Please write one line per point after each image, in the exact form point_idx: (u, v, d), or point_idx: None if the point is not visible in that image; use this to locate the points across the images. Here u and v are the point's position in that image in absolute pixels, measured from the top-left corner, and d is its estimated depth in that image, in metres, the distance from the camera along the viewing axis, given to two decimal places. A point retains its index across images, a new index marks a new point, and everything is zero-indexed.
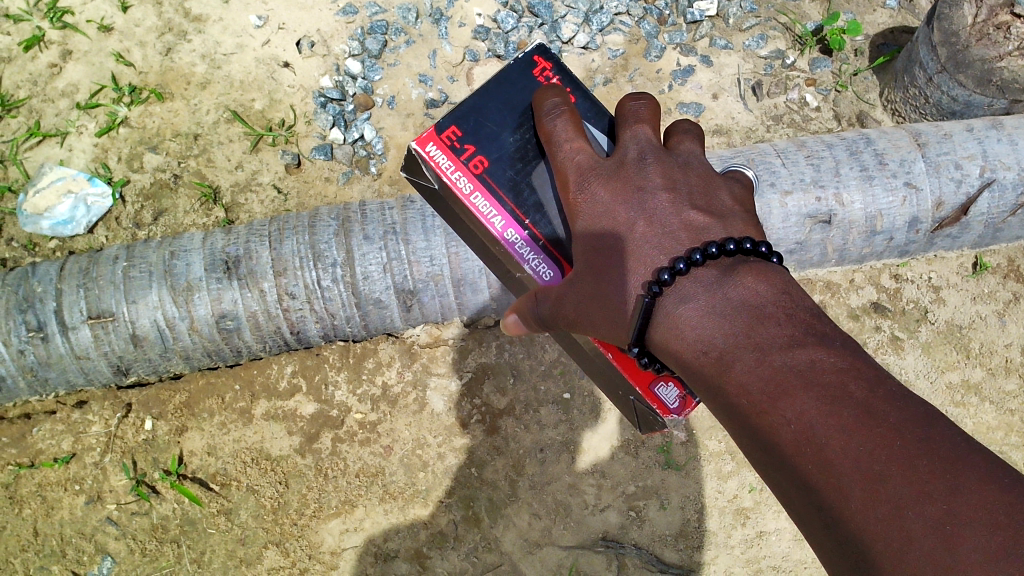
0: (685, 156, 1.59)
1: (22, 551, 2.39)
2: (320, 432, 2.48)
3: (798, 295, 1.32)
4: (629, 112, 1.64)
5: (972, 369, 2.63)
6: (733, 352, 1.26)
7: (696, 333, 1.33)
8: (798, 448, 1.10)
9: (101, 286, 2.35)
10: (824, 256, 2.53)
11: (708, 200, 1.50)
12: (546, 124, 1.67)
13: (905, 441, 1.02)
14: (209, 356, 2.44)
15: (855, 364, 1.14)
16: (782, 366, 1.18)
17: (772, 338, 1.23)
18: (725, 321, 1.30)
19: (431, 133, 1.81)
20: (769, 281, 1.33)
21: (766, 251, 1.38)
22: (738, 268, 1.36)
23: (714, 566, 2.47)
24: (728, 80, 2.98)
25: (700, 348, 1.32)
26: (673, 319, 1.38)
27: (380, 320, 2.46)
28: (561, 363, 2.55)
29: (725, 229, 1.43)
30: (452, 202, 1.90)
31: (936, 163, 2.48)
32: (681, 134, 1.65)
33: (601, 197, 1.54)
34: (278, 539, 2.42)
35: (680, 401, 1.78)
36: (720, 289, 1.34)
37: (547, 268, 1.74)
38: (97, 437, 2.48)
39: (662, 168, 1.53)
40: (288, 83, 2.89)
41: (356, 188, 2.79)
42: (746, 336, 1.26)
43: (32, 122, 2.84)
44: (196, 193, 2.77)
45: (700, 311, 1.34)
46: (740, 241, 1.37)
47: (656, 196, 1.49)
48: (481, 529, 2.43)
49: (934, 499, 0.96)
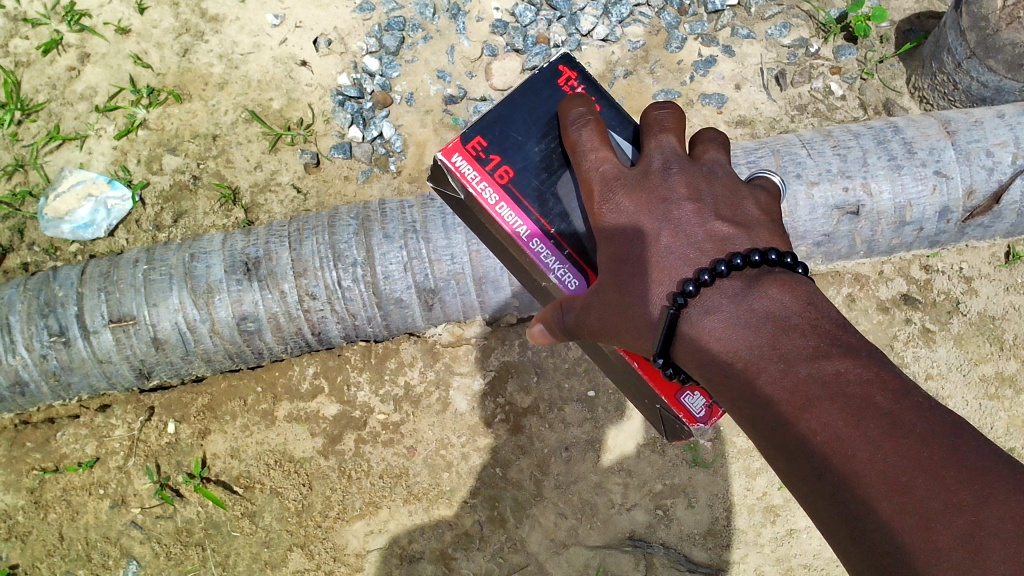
0: (710, 165, 1.54)
1: (49, 555, 2.40)
2: (343, 433, 2.46)
3: (824, 305, 1.28)
4: (653, 122, 1.60)
5: (1006, 361, 2.57)
6: (758, 363, 1.23)
7: (720, 343, 1.30)
8: (824, 460, 1.08)
9: (122, 290, 2.34)
10: (852, 248, 2.48)
11: (733, 209, 1.46)
12: (570, 134, 1.63)
13: (932, 452, 0.99)
14: (231, 359, 2.43)
15: (881, 375, 1.11)
16: (807, 377, 1.15)
17: (797, 349, 1.19)
18: (749, 332, 1.27)
19: (456, 144, 1.78)
20: (794, 292, 1.29)
21: (791, 262, 1.33)
22: (762, 279, 1.32)
23: (744, 566, 2.43)
24: (751, 70, 2.93)
25: (724, 360, 1.29)
26: (697, 331, 1.34)
27: (402, 320, 2.44)
28: (585, 361, 2.51)
29: (751, 240, 1.40)
30: (477, 212, 1.88)
31: (967, 151, 2.42)
32: (706, 142, 1.60)
33: (625, 207, 1.49)
34: (302, 542, 2.41)
35: (706, 411, 1.76)
36: (745, 300, 1.31)
37: (572, 277, 1.70)
38: (121, 441, 2.47)
39: (686, 179, 1.49)
40: (306, 82, 2.87)
41: (376, 187, 2.77)
42: (771, 347, 1.22)
43: (51, 126, 2.84)
44: (216, 195, 2.76)
45: (724, 322, 1.31)
46: (766, 252, 1.32)
47: (681, 206, 1.45)
48: (506, 530, 2.41)
49: (961, 510, 0.93)
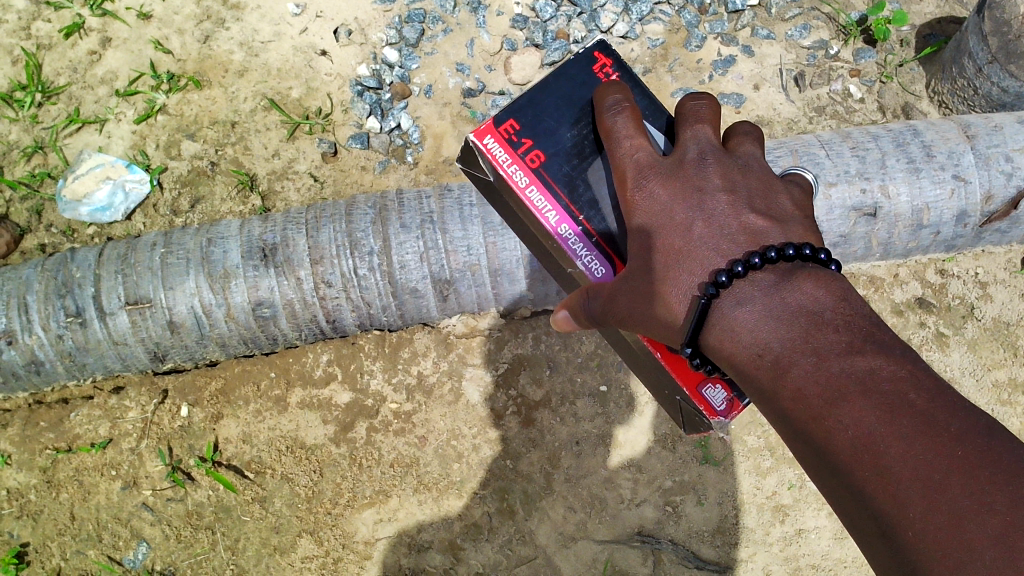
0: (745, 158, 1.55)
1: (59, 535, 2.41)
2: (355, 421, 2.47)
3: (857, 302, 1.28)
4: (689, 112, 1.60)
5: (1019, 367, 2.57)
6: (789, 356, 1.23)
7: (750, 336, 1.30)
8: (854, 454, 1.08)
9: (139, 272, 2.35)
10: (868, 250, 2.48)
11: (767, 204, 1.47)
12: (606, 120, 1.63)
13: (966, 453, 0.99)
14: (245, 344, 2.44)
15: (915, 373, 1.11)
16: (840, 372, 1.15)
17: (830, 343, 1.19)
18: (781, 325, 1.27)
19: (489, 125, 1.78)
20: (828, 289, 1.29)
21: (824, 259, 1.34)
22: (796, 274, 1.32)
23: (752, 564, 2.43)
24: (770, 71, 2.93)
25: (755, 351, 1.29)
26: (728, 322, 1.34)
27: (417, 309, 2.45)
28: (598, 356, 2.51)
29: (783, 234, 1.40)
30: (505, 194, 1.88)
31: (986, 156, 2.42)
32: (741, 136, 1.61)
33: (659, 195, 1.50)
34: (312, 528, 2.41)
35: (728, 404, 1.77)
36: (777, 293, 1.31)
37: (598, 265, 1.71)
38: (134, 423, 2.48)
39: (722, 171, 1.50)
40: (325, 71, 2.88)
41: (392, 177, 2.78)
42: (803, 341, 1.23)
43: (72, 109, 2.85)
44: (233, 181, 2.77)
45: (756, 314, 1.31)
46: (800, 246, 1.32)
47: (716, 198, 1.46)
48: (515, 522, 2.41)
49: (996, 510, 0.94)
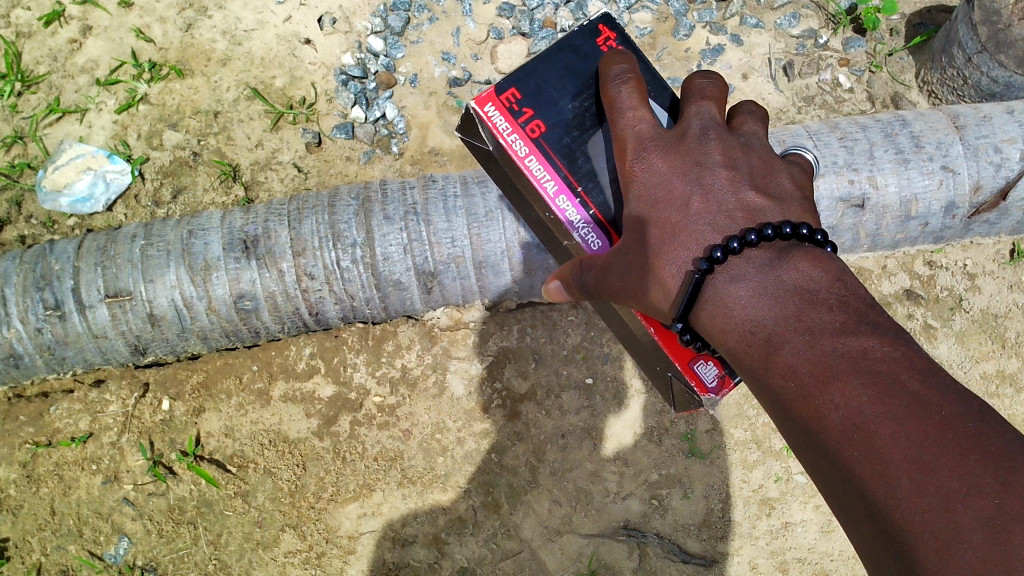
0: (746, 137, 1.53)
1: (40, 530, 2.38)
2: (338, 414, 2.44)
3: (852, 284, 1.25)
4: (695, 89, 1.57)
5: (1007, 359, 2.55)
6: (780, 335, 1.20)
7: (742, 313, 1.28)
8: (844, 434, 1.05)
9: (119, 265, 2.33)
10: (856, 241, 2.47)
11: (766, 182, 1.45)
12: (610, 90, 1.60)
13: (958, 435, 0.97)
14: (227, 337, 2.41)
15: (908, 355, 1.09)
16: (832, 351, 1.12)
17: (823, 322, 1.17)
18: (774, 303, 1.24)
19: (490, 93, 1.76)
20: (823, 269, 1.27)
21: (821, 239, 1.32)
22: (791, 253, 1.30)
23: (739, 558, 2.41)
24: (758, 60, 2.90)
25: (747, 328, 1.26)
26: (720, 298, 1.32)
27: (400, 301, 2.42)
28: (584, 348, 2.50)
29: (782, 213, 1.38)
30: (504, 164, 1.86)
31: (975, 147, 2.40)
32: (744, 115, 1.59)
33: (657, 167, 1.48)
34: (295, 523, 2.39)
35: (719, 381, 1.78)
36: (771, 272, 1.28)
37: (596, 239, 1.70)
38: (114, 417, 2.45)
39: (722, 147, 1.48)
40: (309, 60, 2.85)
41: (377, 168, 2.74)
42: (796, 319, 1.20)
43: (51, 99, 2.81)
44: (215, 171, 2.74)
45: (749, 291, 1.28)
46: (797, 226, 1.30)
47: (715, 173, 1.43)
48: (500, 516, 2.39)
49: (986, 493, 0.92)
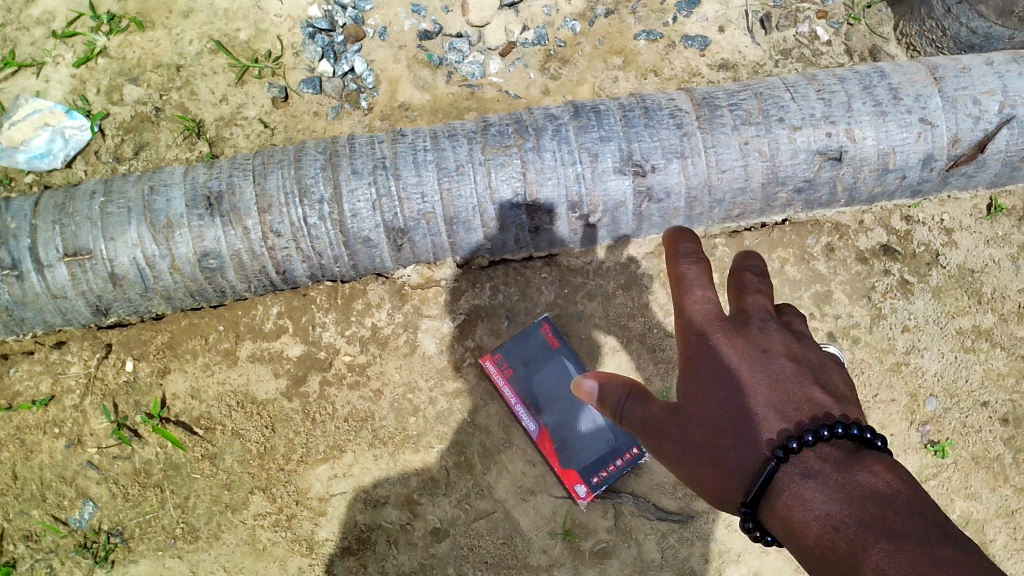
0: (799, 333, 1.53)
1: (2, 495, 2.33)
2: (307, 374, 2.40)
3: (921, 495, 1.24)
4: (750, 281, 1.54)
5: (983, 314, 2.51)
6: (862, 538, 1.15)
7: (820, 510, 1.23)
8: None
9: (78, 222, 2.25)
10: (833, 195, 2.44)
11: (825, 381, 1.45)
12: (677, 266, 1.52)
13: None
14: (192, 296, 2.36)
15: (975, 557, 1.10)
16: (900, 553, 1.10)
17: (904, 529, 1.14)
18: (851, 502, 1.21)
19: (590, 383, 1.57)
20: (895, 478, 1.26)
21: (881, 444, 1.32)
22: (861, 457, 1.30)
23: (714, 516, 2.37)
24: (736, 12, 2.84)
25: (826, 528, 1.20)
26: (795, 493, 1.28)
27: (369, 259, 2.37)
28: (558, 306, 2.47)
29: (845, 409, 1.38)
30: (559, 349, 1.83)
31: (953, 99, 2.37)
32: (794, 316, 1.56)
33: (749, 405, 1.39)
34: (264, 485, 2.35)
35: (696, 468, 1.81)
36: (847, 475, 1.26)
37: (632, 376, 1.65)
38: (76, 379, 2.39)
39: (783, 338, 1.48)
40: (274, 12, 2.76)
41: (345, 124, 2.67)
42: (874, 520, 1.17)
43: (6, 52, 2.71)
44: (179, 127, 2.66)
45: (825, 492, 1.25)
46: (863, 427, 1.31)
47: (780, 360, 1.44)
48: (473, 476, 2.36)
49: None
